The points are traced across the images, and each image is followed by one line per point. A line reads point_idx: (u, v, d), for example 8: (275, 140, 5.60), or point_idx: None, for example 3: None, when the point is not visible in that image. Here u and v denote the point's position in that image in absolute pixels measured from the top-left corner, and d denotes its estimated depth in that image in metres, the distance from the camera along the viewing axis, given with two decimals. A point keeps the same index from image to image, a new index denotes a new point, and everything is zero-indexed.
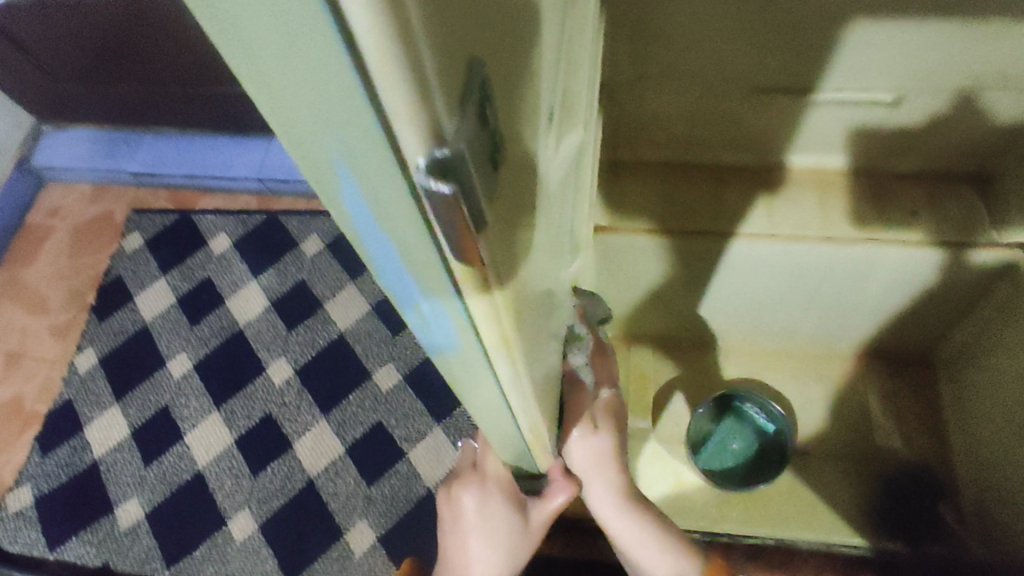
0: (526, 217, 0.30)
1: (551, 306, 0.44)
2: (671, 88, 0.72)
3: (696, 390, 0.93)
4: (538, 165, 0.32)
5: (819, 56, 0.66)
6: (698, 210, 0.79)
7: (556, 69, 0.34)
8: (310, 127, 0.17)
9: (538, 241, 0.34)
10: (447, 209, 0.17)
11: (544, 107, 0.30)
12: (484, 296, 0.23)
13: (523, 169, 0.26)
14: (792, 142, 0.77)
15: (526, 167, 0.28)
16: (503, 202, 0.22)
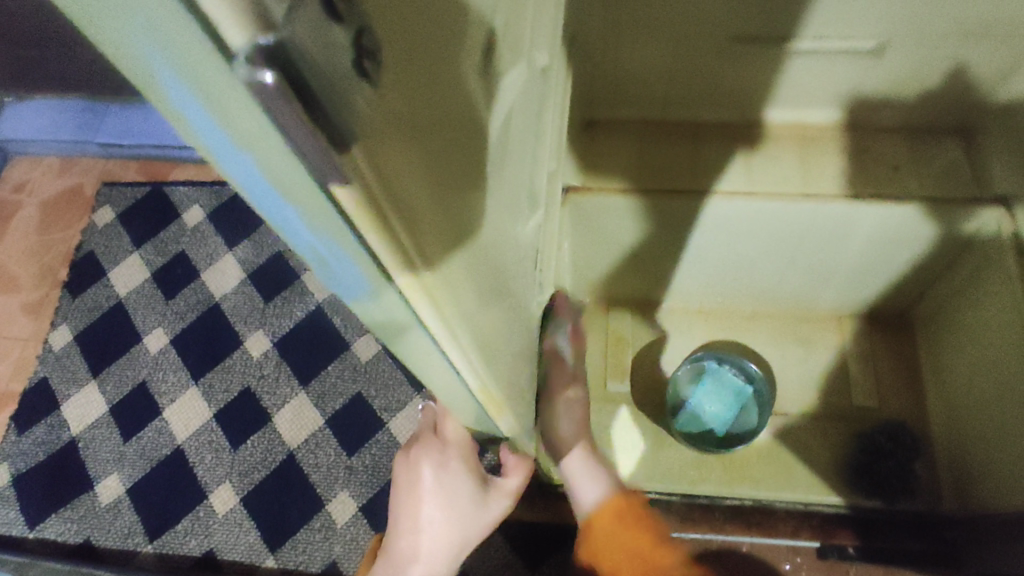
0: (450, 157, 0.27)
1: (501, 262, 0.42)
2: (644, 41, 0.69)
3: (675, 353, 0.92)
4: (464, 106, 0.29)
5: (796, 4, 0.63)
6: (674, 169, 0.76)
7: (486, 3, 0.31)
8: (104, 7, 0.13)
9: (474, 189, 0.32)
10: (287, 111, 0.13)
11: (466, 39, 0.28)
12: (381, 229, 0.20)
13: (431, 97, 0.23)
14: (771, 96, 0.75)
15: (445, 100, 0.25)
16: (393, 114, 0.19)
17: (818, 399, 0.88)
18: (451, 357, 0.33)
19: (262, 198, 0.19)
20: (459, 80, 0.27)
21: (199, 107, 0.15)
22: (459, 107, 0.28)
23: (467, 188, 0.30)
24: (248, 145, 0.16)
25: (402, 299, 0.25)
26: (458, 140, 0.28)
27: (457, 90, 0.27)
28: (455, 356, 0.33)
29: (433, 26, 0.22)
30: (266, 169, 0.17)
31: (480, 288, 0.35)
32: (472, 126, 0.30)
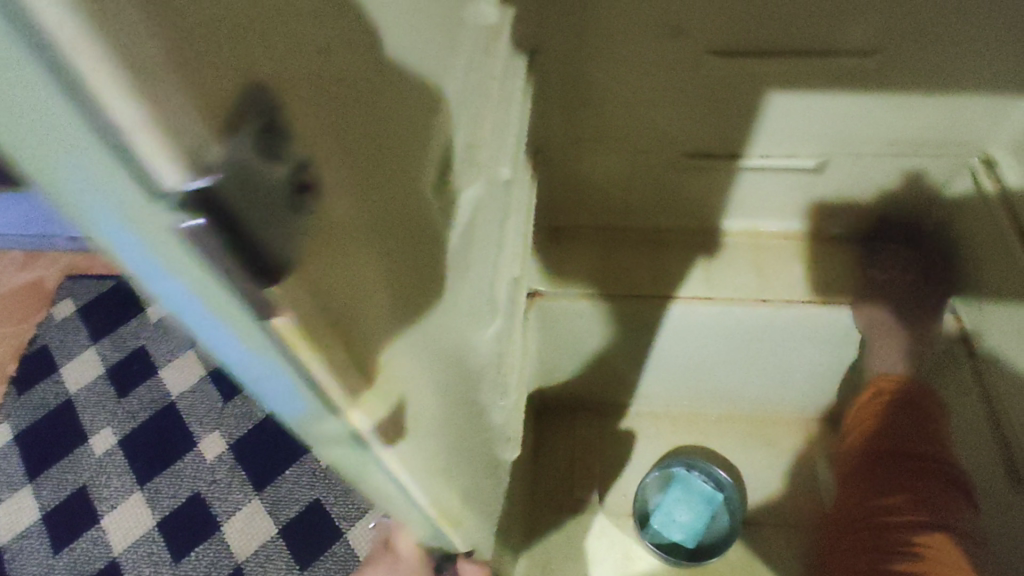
0: (400, 274, 0.27)
1: (460, 374, 0.41)
2: (606, 154, 0.73)
3: (645, 458, 0.90)
4: (423, 220, 0.30)
5: (745, 124, 0.68)
6: (638, 274, 0.79)
7: (445, 125, 0.32)
8: (32, 142, 0.13)
9: (432, 303, 0.32)
10: (210, 246, 0.14)
11: (423, 161, 0.29)
12: (316, 350, 0.19)
13: (382, 220, 0.24)
14: (728, 207, 0.79)
15: (395, 220, 0.26)
16: (332, 239, 0.19)
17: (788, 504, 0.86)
18: (395, 476, 0.31)
19: (193, 326, 0.18)
20: (414, 200, 0.28)
21: (128, 240, 0.15)
22: (414, 224, 0.28)
23: (423, 301, 0.30)
24: (177, 278, 0.16)
25: (341, 420, 0.24)
26: (414, 258, 0.28)
27: (411, 208, 0.28)
28: (402, 478, 0.31)
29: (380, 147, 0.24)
30: (196, 299, 0.16)
31: (434, 403, 0.34)
32: (433, 242, 0.31)
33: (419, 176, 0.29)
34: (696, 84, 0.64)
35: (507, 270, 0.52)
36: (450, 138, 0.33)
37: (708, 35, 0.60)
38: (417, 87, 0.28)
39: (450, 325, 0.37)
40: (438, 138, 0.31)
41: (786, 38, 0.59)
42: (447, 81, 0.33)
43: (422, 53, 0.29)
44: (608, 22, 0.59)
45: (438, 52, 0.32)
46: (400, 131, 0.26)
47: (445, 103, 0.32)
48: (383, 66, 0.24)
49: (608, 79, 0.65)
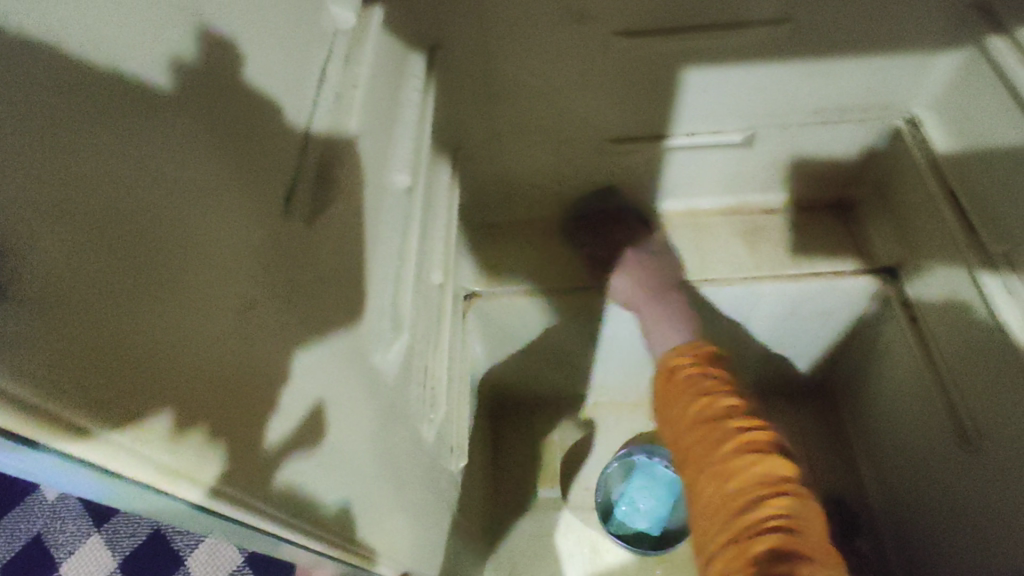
0: (240, 321, 0.26)
1: (362, 402, 0.40)
2: (529, 146, 0.71)
3: (605, 448, 0.89)
4: (260, 253, 0.28)
5: (664, 105, 0.67)
6: (575, 264, 0.77)
7: (284, 149, 0.31)
8: None
9: (296, 340, 0.31)
10: None
11: (254, 191, 0.28)
12: (86, 436, 0.19)
13: (206, 269, 0.24)
14: (659, 189, 0.78)
15: (224, 262, 0.25)
16: (122, 307, 0.19)
17: None
18: (260, 523, 0.30)
19: None
20: (252, 235, 0.27)
21: None
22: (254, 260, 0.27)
23: (280, 339, 0.29)
24: None
25: (149, 488, 0.23)
26: (255, 296, 0.27)
27: (249, 243, 0.27)
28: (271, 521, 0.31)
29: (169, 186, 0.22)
30: None
31: (312, 440, 0.33)
32: (285, 273, 0.30)
33: (252, 207, 0.27)
34: (607, 67, 0.62)
35: (414, 281, 0.50)
36: (300, 163, 0.32)
37: (610, 18, 0.57)
38: (229, 114, 0.26)
39: (342, 358, 0.36)
40: (275, 165, 0.30)
41: (690, 14, 0.57)
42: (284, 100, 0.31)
43: (239, 78, 0.27)
44: (504, 14, 0.57)
45: (270, 72, 0.30)
46: (208, 167, 0.25)
47: (282, 125, 0.31)
48: (198, 111, 0.24)
49: (516, 69, 0.63)
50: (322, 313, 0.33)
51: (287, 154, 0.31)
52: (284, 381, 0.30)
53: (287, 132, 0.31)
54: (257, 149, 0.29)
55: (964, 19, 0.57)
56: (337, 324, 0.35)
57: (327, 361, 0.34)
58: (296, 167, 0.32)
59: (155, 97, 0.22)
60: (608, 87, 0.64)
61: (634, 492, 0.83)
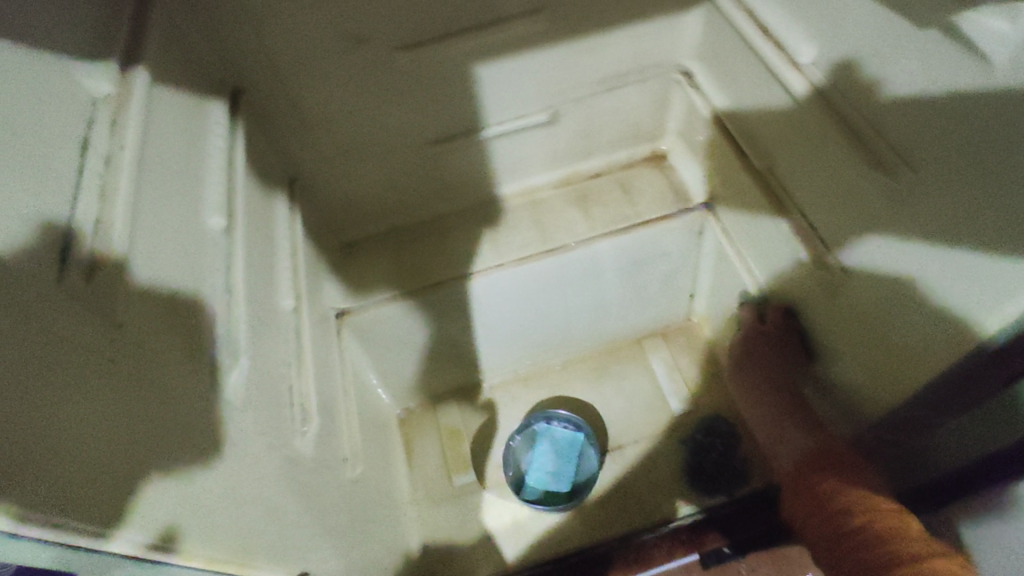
0: (47, 368, 0.30)
1: (211, 426, 0.43)
2: (360, 163, 0.76)
3: (509, 425, 0.95)
4: (56, 307, 0.31)
5: (468, 100, 0.73)
6: (433, 262, 0.82)
7: (55, 216, 0.34)
8: None
9: (106, 382, 0.33)
10: None
11: (25, 257, 0.30)
12: None
13: (33, 340, 0.29)
14: (494, 177, 0.84)
15: (16, 321, 0.28)
16: None
17: (643, 420, 0.94)
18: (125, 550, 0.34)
19: None
20: (36, 295, 0.30)
21: None
22: (48, 315, 0.30)
23: (91, 382, 0.32)
24: None
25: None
26: (57, 347, 0.30)
27: (33, 300, 0.30)
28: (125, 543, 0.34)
29: None
30: None
31: (155, 462, 0.36)
32: (81, 322, 0.32)
33: (33, 268, 0.30)
34: (405, 77, 0.68)
35: (249, 310, 0.53)
36: (71, 225, 0.35)
37: (392, 33, 0.63)
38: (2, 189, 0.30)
39: (167, 390, 0.39)
40: (43, 233, 0.32)
41: (465, 16, 0.64)
42: (53, 170, 0.35)
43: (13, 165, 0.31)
44: (293, 48, 0.62)
45: (41, 147, 0.34)
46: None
47: (49, 194, 0.34)
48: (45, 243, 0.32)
49: (322, 96, 0.67)
50: (133, 349, 0.36)
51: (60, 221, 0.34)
52: (107, 421, 0.33)
53: (59, 196, 0.35)
54: (21, 219, 0.31)
55: None
56: (152, 361, 0.38)
57: (154, 399, 0.38)
58: (68, 230, 0.34)
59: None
60: (413, 95, 0.70)
61: (540, 458, 0.90)
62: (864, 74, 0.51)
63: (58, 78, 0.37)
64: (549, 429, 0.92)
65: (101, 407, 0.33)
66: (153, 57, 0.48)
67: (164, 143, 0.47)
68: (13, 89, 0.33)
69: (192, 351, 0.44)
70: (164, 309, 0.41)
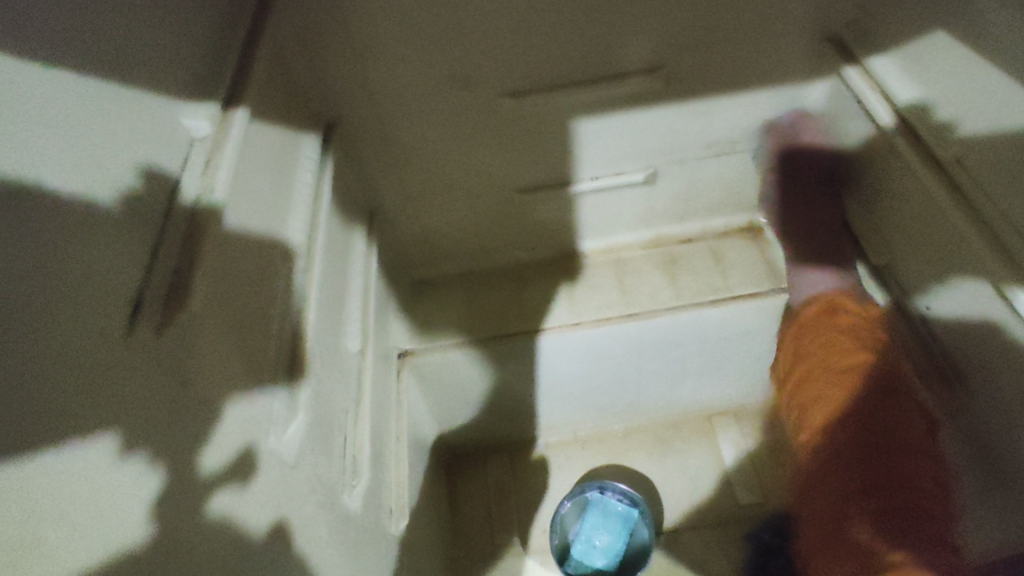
0: (81, 450, 0.26)
1: (264, 489, 0.40)
2: (445, 203, 0.74)
3: (560, 486, 0.90)
4: (118, 367, 0.29)
5: (564, 153, 0.70)
6: (506, 313, 0.80)
7: (128, 266, 0.31)
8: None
9: (159, 443, 0.31)
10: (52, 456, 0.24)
11: (83, 316, 0.28)
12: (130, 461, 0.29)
13: (99, 395, 0.28)
14: (578, 232, 0.81)
15: (88, 364, 0.27)
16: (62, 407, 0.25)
17: (704, 504, 0.87)
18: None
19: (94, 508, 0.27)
20: (102, 347, 0.28)
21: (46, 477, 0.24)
22: (97, 383, 0.28)
23: (137, 450, 0.30)
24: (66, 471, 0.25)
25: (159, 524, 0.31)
26: (96, 416, 0.27)
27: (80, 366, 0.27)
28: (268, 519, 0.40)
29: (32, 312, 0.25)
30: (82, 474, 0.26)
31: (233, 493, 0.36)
32: (133, 384, 0.30)
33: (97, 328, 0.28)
34: (503, 123, 0.65)
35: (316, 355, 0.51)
36: (154, 275, 0.33)
37: (498, 79, 0.61)
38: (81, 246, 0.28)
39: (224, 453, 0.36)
40: (111, 289, 0.30)
41: (578, 69, 0.61)
42: (133, 216, 0.33)
43: (99, 220, 0.30)
44: (397, 86, 0.61)
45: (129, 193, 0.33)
46: (52, 294, 0.26)
47: (132, 248, 0.32)
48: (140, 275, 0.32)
49: (416, 135, 0.66)
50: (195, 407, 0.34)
51: (132, 269, 0.32)
52: (159, 482, 0.31)
53: (134, 242, 0.32)
54: (104, 278, 0.29)
55: (827, 51, 0.62)
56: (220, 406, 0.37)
57: (211, 463, 0.35)
58: (146, 281, 0.33)
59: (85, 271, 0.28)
60: (508, 142, 0.68)
61: (590, 530, 0.83)
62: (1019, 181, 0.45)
63: (151, 117, 0.36)
64: (603, 500, 0.85)
65: (155, 465, 0.31)
66: (259, 91, 0.47)
67: (255, 181, 0.45)
68: (114, 136, 0.33)
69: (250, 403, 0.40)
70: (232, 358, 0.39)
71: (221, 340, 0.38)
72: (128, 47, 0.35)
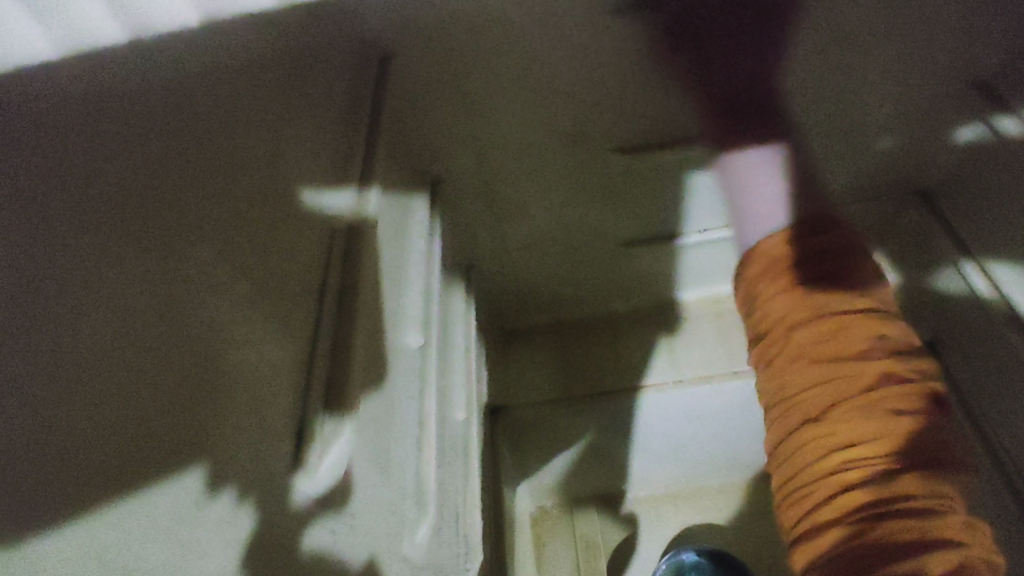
0: (178, 497, 0.23)
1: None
2: (541, 258, 0.72)
3: (649, 547, 0.86)
4: (267, 466, 0.29)
5: (670, 206, 0.67)
6: (602, 369, 0.77)
7: (286, 378, 0.32)
8: (61, 562, 0.19)
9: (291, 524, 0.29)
10: (132, 491, 0.22)
11: (259, 441, 0.29)
12: (221, 493, 0.25)
13: (251, 479, 0.27)
14: (677, 282, 0.78)
15: (243, 445, 0.27)
16: (214, 444, 0.26)
17: None
18: None
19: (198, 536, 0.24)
20: (254, 432, 0.28)
21: (119, 513, 0.21)
22: (218, 449, 0.26)
23: (272, 516, 0.28)
24: (151, 495, 0.22)
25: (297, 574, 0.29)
26: (191, 465, 0.24)
27: (196, 431, 0.25)
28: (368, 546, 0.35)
29: (201, 389, 0.26)
30: (168, 494, 0.23)
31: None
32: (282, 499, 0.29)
33: (226, 391, 0.27)
34: (608, 179, 0.64)
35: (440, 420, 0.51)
36: (307, 382, 0.33)
37: (609, 135, 0.59)
38: (245, 346, 0.29)
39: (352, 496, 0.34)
40: (269, 386, 0.30)
41: (692, 126, 0.59)
42: (287, 324, 0.33)
43: (245, 322, 0.29)
44: (508, 147, 0.59)
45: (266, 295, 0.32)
46: (217, 375, 0.27)
47: (225, 299, 0.29)
48: (290, 375, 0.32)
49: (522, 192, 0.64)
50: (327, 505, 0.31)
51: (291, 388, 0.32)
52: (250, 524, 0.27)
53: (296, 355, 0.33)
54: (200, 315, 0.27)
55: (970, 98, 0.58)
56: (370, 491, 0.36)
57: (323, 496, 0.31)
58: (300, 400, 0.32)
59: (243, 353, 0.29)
60: (611, 196, 0.65)
61: None
62: None
63: (309, 214, 0.38)
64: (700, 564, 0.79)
65: (247, 508, 0.27)
66: (384, 171, 0.47)
67: (386, 259, 0.44)
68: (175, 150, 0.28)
69: (379, 430, 0.39)
70: (383, 438, 0.39)
71: (373, 424, 0.38)
72: (263, 153, 0.35)
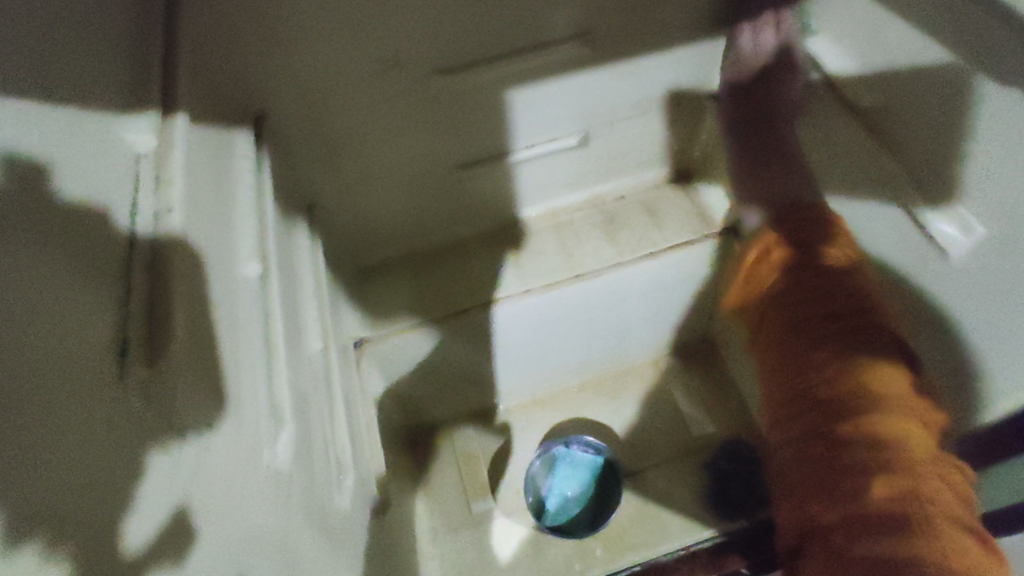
0: None
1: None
2: (384, 188, 0.74)
3: (524, 447, 0.94)
4: (97, 386, 0.29)
5: (496, 124, 0.71)
6: (457, 290, 0.81)
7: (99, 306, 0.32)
8: None
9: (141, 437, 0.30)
10: None
11: (86, 358, 0.29)
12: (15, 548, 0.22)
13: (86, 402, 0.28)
14: (517, 199, 0.83)
15: (78, 376, 0.28)
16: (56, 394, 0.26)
17: (662, 441, 0.93)
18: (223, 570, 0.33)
19: None
20: (85, 365, 0.29)
21: None
22: (63, 388, 0.27)
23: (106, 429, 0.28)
24: None
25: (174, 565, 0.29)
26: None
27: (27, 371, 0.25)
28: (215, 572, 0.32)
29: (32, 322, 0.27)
30: None
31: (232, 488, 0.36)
32: (118, 415, 0.29)
33: (61, 336, 0.28)
34: (432, 104, 0.66)
35: (291, 348, 0.52)
36: (125, 314, 0.33)
37: (427, 58, 0.61)
38: (55, 280, 0.29)
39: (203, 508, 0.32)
40: (81, 311, 0.30)
41: (503, 45, 0.62)
42: (87, 252, 0.32)
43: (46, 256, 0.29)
44: (327, 76, 0.59)
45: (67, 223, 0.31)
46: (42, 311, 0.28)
47: (49, 260, 0.29)
48: (102, 307, 0.32)
49: (352, 122, 0.65)
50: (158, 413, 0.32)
51: (106, 310, 0.32)
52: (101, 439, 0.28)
53: (108, 281, 0.33)
54: (25, 279, 0.28)
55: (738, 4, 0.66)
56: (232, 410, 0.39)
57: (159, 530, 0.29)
58: (118, 327, 0.33)
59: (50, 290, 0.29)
60: (439, 120, 0.68)
61: (561, 483, 0.90)
62: (937, 117, 0.51)
63: (102, 140, 0.37)
64: (569, 452, 0.90)
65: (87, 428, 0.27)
66: (190, 102, 0.46)
67: (202, 188, 0.44)
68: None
69: (227, 353, 0.41)
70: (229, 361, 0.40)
71: (212, 347, 0.39)
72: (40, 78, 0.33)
